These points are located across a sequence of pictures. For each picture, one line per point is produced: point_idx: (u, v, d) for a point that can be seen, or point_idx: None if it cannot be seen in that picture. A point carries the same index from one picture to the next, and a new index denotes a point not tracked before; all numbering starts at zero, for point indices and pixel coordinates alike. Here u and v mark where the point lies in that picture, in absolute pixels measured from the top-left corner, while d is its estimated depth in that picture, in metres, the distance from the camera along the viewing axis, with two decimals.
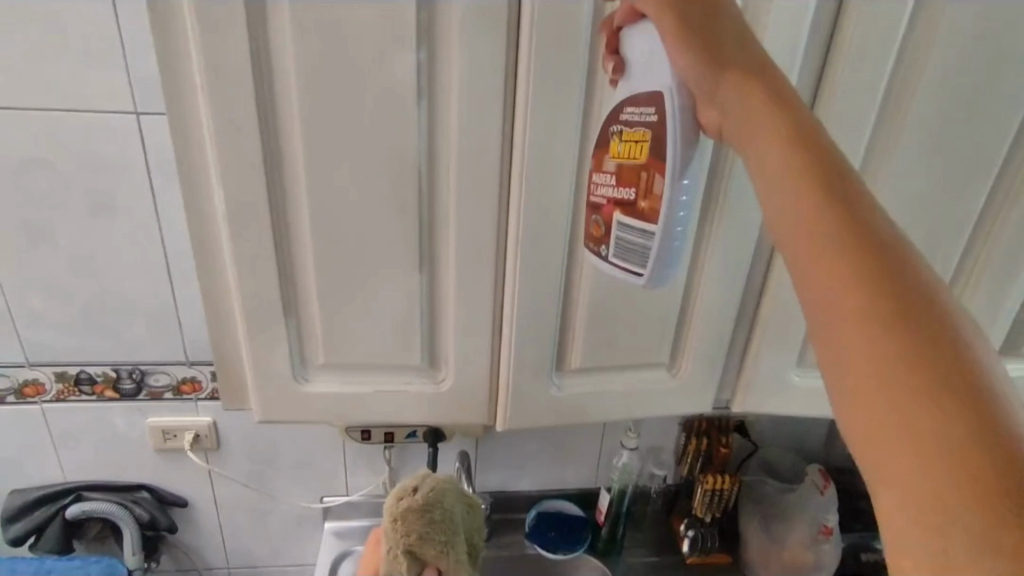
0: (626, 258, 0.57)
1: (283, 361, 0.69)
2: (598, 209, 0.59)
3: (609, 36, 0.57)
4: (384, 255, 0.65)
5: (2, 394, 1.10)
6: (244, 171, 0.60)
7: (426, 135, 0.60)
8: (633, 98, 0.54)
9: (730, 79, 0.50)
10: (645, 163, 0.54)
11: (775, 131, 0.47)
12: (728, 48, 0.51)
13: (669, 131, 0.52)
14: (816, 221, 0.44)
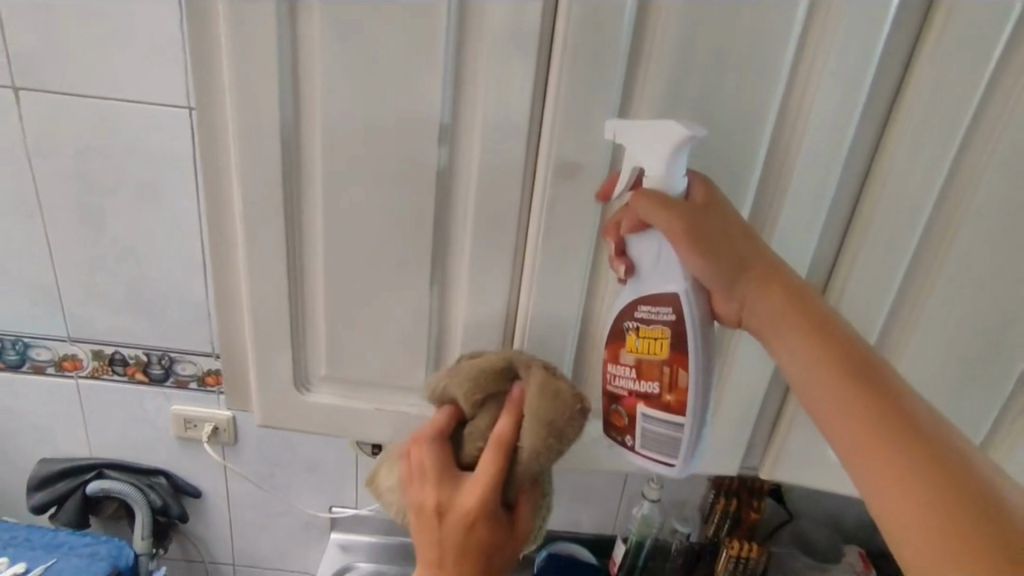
0: (657, 446, 0.62)
1: (286, 368, 0.68)
2: (618, 398, 0.63)
3: (615, 240, 0.61)
4: (396, 269, 0.63)
5: (43, 365, 1.15)
6: (262, 172, 0.59)
7: (448, 150, 0.59)
8: (647, 298, 0.60)
9: (750, 284, 0.58)
10: (668, 358, 0.60)
11: (790, 311, 0.57)
12: (733, 234, 0.58)
13: (689, 331, 0.59)
14: (848, 398, 0.54)
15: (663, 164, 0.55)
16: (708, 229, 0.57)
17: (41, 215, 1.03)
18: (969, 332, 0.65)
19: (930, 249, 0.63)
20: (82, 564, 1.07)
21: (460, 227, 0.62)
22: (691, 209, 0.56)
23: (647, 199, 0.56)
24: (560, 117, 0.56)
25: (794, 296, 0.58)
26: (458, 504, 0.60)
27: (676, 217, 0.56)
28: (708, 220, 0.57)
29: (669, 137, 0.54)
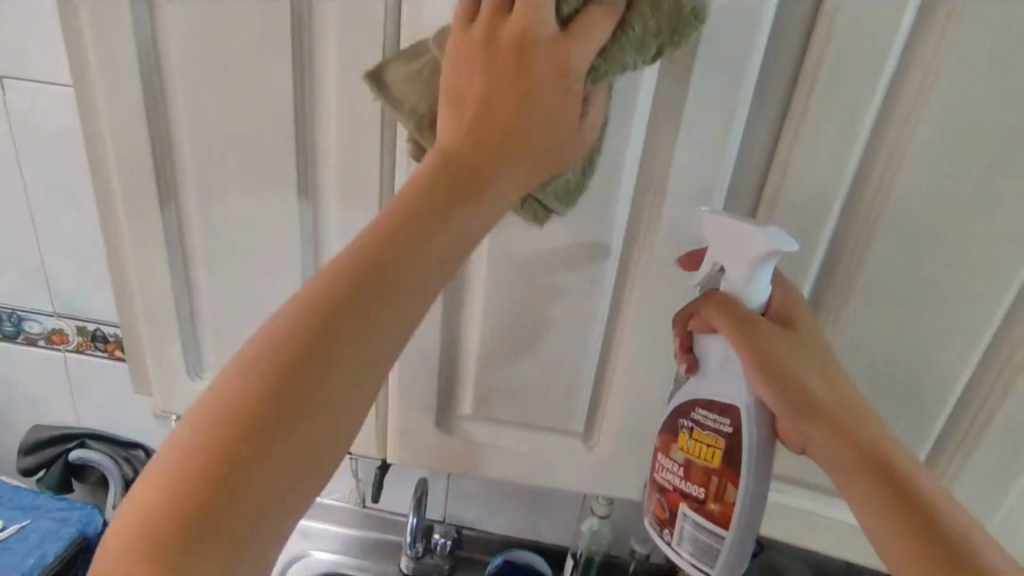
0: (693, 553, 0.58)
1: (175, 357, 0.68)
2: (661, 492, 0.60)
3: (682, 335, 0.58)
4: (266, 265, 0.62)
5: (35, 337, 1.22)
6: (135, 161, 0.59)
7: (307, 146, 0.57)
8: (707, 401, 0.57)
9: (812, 412, 0.52)
10: (718, 468, 0.56)
11: (851, 446, 0.51)
12: (810, 375, 0.53)
13: (746, 447, 0.54)
14: (924, 548, 0.46)
15: (746, 272, 0.52)
16: (781, 358, 0.53)
17: (26, 196, 1.09)
18: (886, 354, 0.60)
19: (837, 264, 0.58)
20: (52, 526, 1.13)
21: (327, 223, 0.60)
22: (763, 332, 0.52)
23: (718, 304, 0.53)
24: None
25: (867, 443, 0.51)
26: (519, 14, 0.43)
27: (746, 333, 0.52)
28: (784, 347, 0.53)
29: (754, 247, 0.50)
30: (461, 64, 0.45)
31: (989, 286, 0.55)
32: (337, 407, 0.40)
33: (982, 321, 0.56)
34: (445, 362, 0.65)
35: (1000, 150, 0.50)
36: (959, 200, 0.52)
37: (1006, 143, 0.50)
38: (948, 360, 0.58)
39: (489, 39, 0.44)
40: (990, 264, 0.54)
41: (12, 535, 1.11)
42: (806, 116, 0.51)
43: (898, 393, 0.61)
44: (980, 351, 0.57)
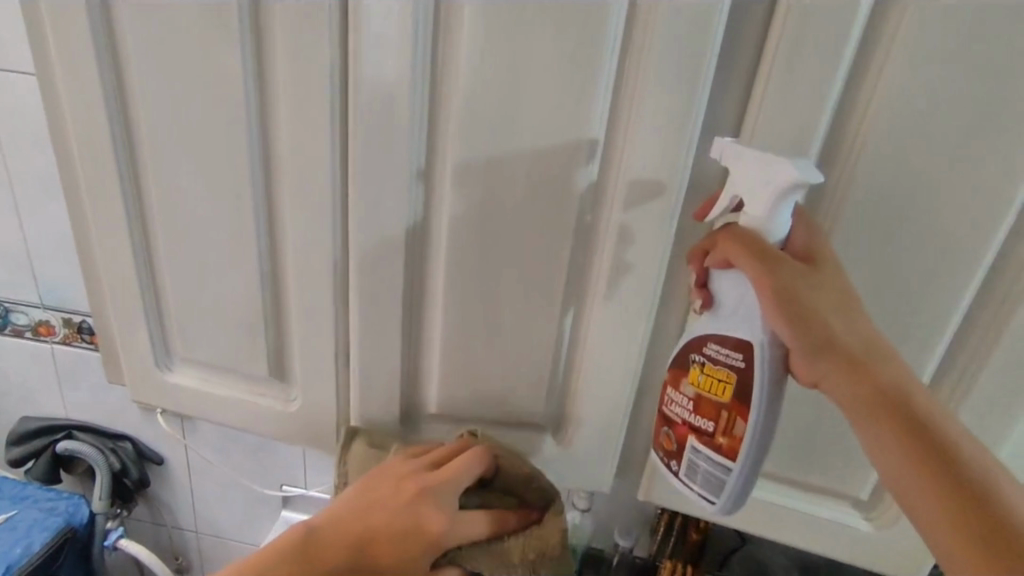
0: (698, 483, 0.57)
1: (143, 349, 0.68)
2: (670, 425, 0.58)
3: (698, 267, 0.55)
4: (227, 256, 0.61)
5: (22, 329, 1.23)
6: (95, 151, 0.59)
7: (262, 135, 0.56)
8: (721, 336, 0.54)
9: (830, 347, 0.50)
10: (729, 403, 0.54)
11: (868, 382, 0.49)
12: (830, 309, 0.50)
13: (758, 384, 0.52)
14: (939, 486, 0.46)
15: (766, 206, 0.49)
16: (804, 292, 0.50)
17: (10, 189, 1.09)
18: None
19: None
20: (40, 516, 1.14)
21: (283, 213, 0.58)
22: (785, 265, 0.50)
23: (735, 237, 0.51)
24: (360, 105, 0.51)
25: (888, 386, 0.50)
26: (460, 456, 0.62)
27: (763, 266, 0.50)
28: (803, 279, 0.50)
29: (778, 180, 0.47)
30: (400, 476, 0.60)
31: (952, 282, 0.52)
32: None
33: (944, 317, 0.54)
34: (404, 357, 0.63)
35: (965, 137, 0.48)
36: (921, 190, 0.50)
37: (971, 130, 0.47)
38: (911, 358, 0.56)
39: (418, 493, 0.59)
40: (953, 258, 0.52)
41: None
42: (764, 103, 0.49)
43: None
44: (940, 350, 0.55)
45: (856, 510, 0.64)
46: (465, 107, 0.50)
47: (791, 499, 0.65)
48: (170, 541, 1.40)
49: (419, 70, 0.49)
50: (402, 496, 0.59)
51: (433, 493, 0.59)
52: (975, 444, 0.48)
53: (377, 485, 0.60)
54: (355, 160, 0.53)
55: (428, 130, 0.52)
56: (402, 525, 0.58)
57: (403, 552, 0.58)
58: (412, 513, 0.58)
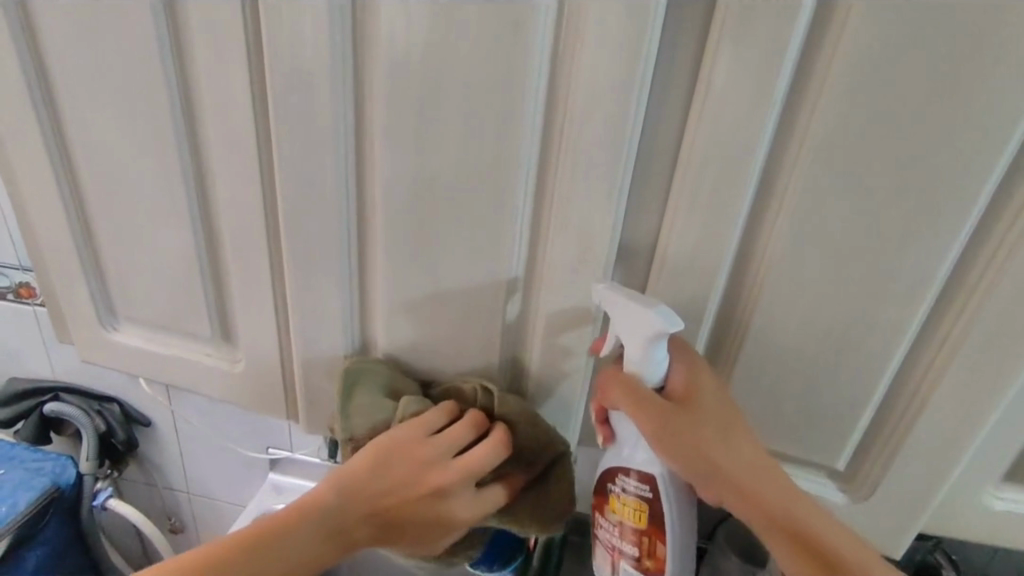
0: None
1: (86, 310, 0.66)
2: (598, 556, 0.59)
3: (596, 406, 0.57)
4: (156, 212, 0.57)
5: (5, 292, 1.22)
6: (8, 99, 0.55)
7: (176, 79, 0.51)
8: (625, 469, 0.56)
9: (703, 419, 0.52)
10: (646, 530, 0.56)
11: (738, 442, 0.52)
12: (709, 444, 0.52)
13: (668, 507, 0.54)
14: (793, 531, 0.51)
15: (641, 350, 0.50)
16: (681, 428, 0.52)
17: None
18: (813, 322, 0.51)
19: (762, 216, 0.49)
20: (26, 476, 1.15)
21: (210, 165, 0.54)
22: (665, 412, 0.51)
23: (619, 381, 0.52)
24: (276, 45, 0.46)
25: (748, 447, 0.52)
26: (497, 435, 0.58)
27: (645, 409, 0.51)
28: (682, 422, 0.52)
29: (644, 329, 0.49)
30: (407, 448, 0.56)
31: (930, 250, 0.46)
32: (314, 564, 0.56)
33: (924, 285, 0.47)
34: (352, 321, 0.59)
35: (953, 75, 0.40)
36: (902, 138, 0.43)
37: (961, 66, 0.40)
38: (884, 332, 0.50)
39: (425, 466, 0.56)
40: (932, 225, 0.45)
41: None
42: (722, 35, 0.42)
43: (826, 362, 0.52)
44: (917, 322, 0.49)
45: (838, 486, 0.58)
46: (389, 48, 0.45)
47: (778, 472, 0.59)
48: (163, 501, 1.42)
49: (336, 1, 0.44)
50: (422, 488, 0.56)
51: (453, 491, 0.57)
52: (831, 520, 0.52)
53: (386, 470, 0.56)
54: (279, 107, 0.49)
55: (353, 70, 0.47)
56: (406, 491, 0.57)
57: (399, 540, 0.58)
58: (419, 502, 0.57)
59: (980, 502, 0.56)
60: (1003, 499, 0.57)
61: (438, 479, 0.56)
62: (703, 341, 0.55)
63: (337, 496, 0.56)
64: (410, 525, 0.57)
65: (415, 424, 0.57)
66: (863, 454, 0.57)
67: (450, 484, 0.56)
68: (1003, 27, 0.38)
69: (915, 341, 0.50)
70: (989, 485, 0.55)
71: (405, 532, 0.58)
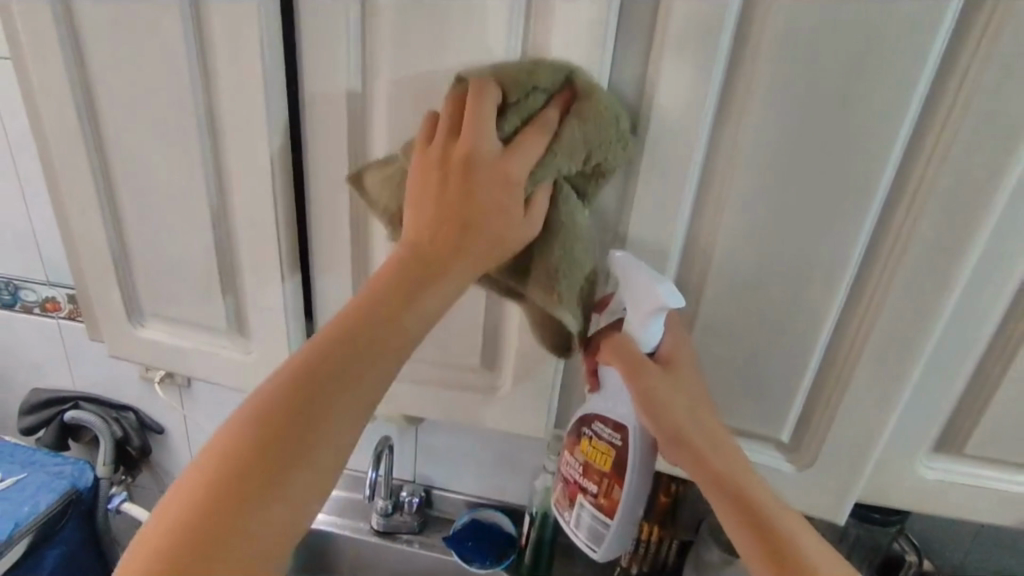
0: (579, 531, 0.67)
1: (116, 307, 0.74)
2: (564, 482, 0.68)
3: (589, 359, 0.63)
4: (182, 218, 0.66)
5: (31, 306, 1.30)
6: (60, 121, 0.64)
7: (205, 102, 0.60)
8: (603, 417, 0.63)
9: (683, 389, 0.57)
10: (609, 472, 0.63)
11: (705, 417, 0.59)
12: (676, 408, 0.57)
13: (633, 456, 0.62)
14: (744, 502, 0.56)
15: (642, 318, 0.56)
16: (661, 393, 0.57)
17: (15, 173, 1.15)
18: (751, 306, 0.59)
19: (703, 213, 0.57)
20: (47, 479, 1.21)
21: (229, 176, 0.63)
22: (649, 374, 0.57)
23: (613, 341, 0.59)
24: (305, 73, 0.57)
25: (712, 425, 0.59)
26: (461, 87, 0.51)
27: (631, 369, 0.57)
28: (665, 386, 0.57)
29: (648, 301, 0.54)
30: (418, 172, 0.51)
31: (844, 239, 0.54)
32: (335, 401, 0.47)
33: (841, 271, 0.55)
34: None
35: (845, 92, 0.49)
36: (811, 145, 0.51)
37: (853, 86, 0.49)
38: (811, 312, 0.58)
39: (440, 162, 0.50)
40: (842, 217, 0.53)
41: (9, 487, 1.18)
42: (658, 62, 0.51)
43: (766, 342, 0.60)
44: (838, 303, 0.57)
45: (784, 455, 0.65)
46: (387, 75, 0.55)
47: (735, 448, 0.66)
48: None
49: (351, 40, 0.54)
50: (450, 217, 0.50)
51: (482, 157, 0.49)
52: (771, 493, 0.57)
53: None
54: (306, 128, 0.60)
55: (360, 94, 0.57)
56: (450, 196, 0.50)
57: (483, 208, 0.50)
58: (473, 186, 0.50)
59: (910, 468, 0.63)
60: (932, 467, 0.63)
61: (461, 149, 0.49)
62: None
63: (378, 298, 0.49)
64: (475, 227, 0.50)
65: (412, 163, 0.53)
66: (805, 427, 0.64)
67: (473, 140, 0.49)
68: (879, 52, 0.47)
69: (838, 321, 0.58)
70: (917, 452, 0.62)
71: (452, 256, 0.50)
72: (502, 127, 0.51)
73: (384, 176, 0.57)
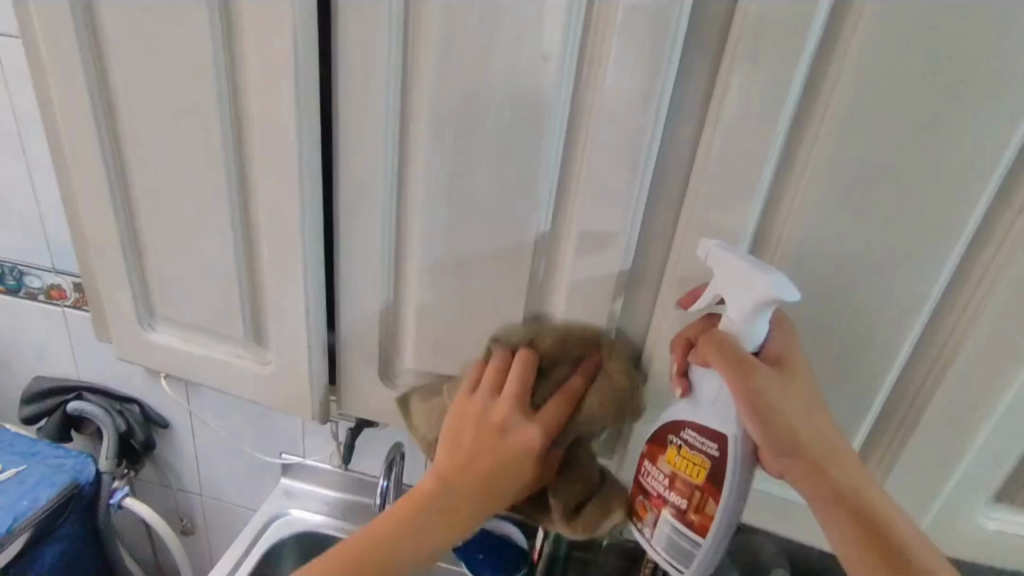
0: (663, 548, 0.58)
1: (128, 307, 0.70)
2: (644, 494, 0.60)
3: (680, 356, 0.57)
4: (201, 218, 0.62)
5: (36, 293, 1.26)
6: (75, 110, 0.59)
7: (231, 100, 0.55)
8: (698, 424, 0.55)
9: (794, 394, 0.52)
10: (701, 485, 0.55)
11: (820, 426, 0.52)
12: (793, 413, 0.52)
13: (732, 468, 0.54)
14: (858, 518, 0.51)
15: (745, 314, 0.50)
16: (772, 397, 0.51)
17: (23, 154, 1.11)
18: (813, 337, 0.56)
19: (767, 236, 0.53)
20: (48, 472, 1.17)
21: (253, 177, 0.58)
22: (761, 374, 0.51)
23: (712, 336, 0.53)
24: (343, 69, 0.53)
25: (827, 435, 0.52)
26: (507, 397, 0.58)
27: (735, 372, 0.51)
28: (776, 390, 0.52)
29: (753, 291, 0.49)
30: (468, 412, 0.59)
31: (921, 268, 0.50)
32: (468, 510, 0.58)
33: (915, 307, 0.52)
34: (386, 319, 0.64)
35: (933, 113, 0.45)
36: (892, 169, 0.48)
37: (943, 108, 0.45)
38: (878, 347, 0.54)
39: (500, 431, 0.57)
40: (924, 246, 0.49)
41: (10, 478, 1.15)
42: (731, 76, 0.47)
43: (827, 375, 0.57)
44: (911, 334, 0.53)
45: None
46: (437, 70, 0.52)
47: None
48: (175, 502, 1.45)
49: (393, 41, 0.51)
50: (485, 427, 0.58)
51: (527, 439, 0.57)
52: (891, 505, 0.52)
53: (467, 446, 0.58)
54: (341, 129, 0.56)
55: (403, 92, 0.54)
56: (506, 450, 0.57)
57: (517, 477, 0.58)
58: (517, 436, 0.57)
59: (972, 517, 0.59)
60: (994, 517, 0.59)
61: (501, 409, 0.58)
62: None
63: (462, 426, 0.58)
64: (506, 480, 0.58)
65: (474, 401, 0.59)
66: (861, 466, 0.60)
67: (512, 413, 0.58)
68: (976, 74, 0.43)
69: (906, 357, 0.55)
70: (980, 500, 0.58)
71: (493, 459, 0.57)
72: (535, 394, 0.60)
73: (427, 405, 0.64)
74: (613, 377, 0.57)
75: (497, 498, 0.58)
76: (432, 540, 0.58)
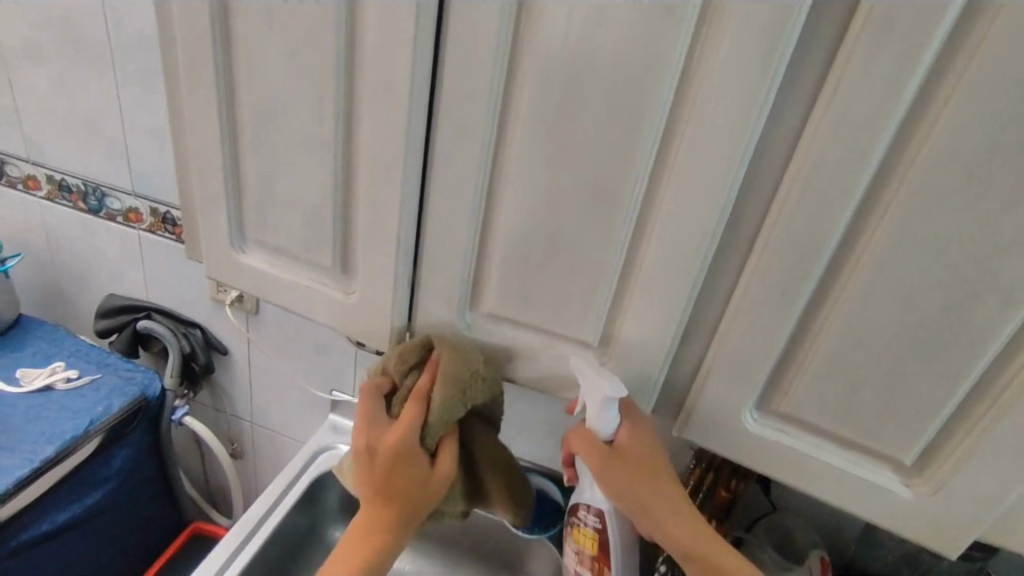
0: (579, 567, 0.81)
1: (222, 228, 0.73)
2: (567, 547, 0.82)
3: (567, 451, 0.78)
4: (303, 146, 0.64)
5: (116, 214, 1.32)
6: (194, 31, 0.62)
7: (346, 29, 0.57)
8: (584, 506, 0.78)
9: (633, 478, 0.70)
10: (599, 549, 0.78)
11: (667, 479, 0.71)
12: (644, 495, 0.70)
13: (613, 534, 0.76)
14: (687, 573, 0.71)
15: (596, 413, 0.67)
16: (615, 482, 0.71)
17: (114, 78, 1.15)
18: (900, 322, 0.54)
19: (870, 214, 0.52)
20: (120, 383, 1.25)
21: (360, 108, 0.60)
22: (605, 459, 0.70)
23: (577, 432, 0.73)
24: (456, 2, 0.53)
25: (672, 491, 0.71)
26: (382, 439, 0.70)
27: (591, 459, 0.71)
28: (620, 470, 0.70)
29: (596, 399, 0.65)
30: (358, 450, 0.72)
31: None
32: (394, 499, 0.71)
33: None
34: (470, 261, 0.65)
35: None
36: (1016, 152, 0.45)
37: None
38: (975, 334, 0.52)
39: (377, 446, 0.71)
40: None
41: (85, 385, 1.23)
42: (861, 38, 0.46)
43: (910, 363, 0.55)
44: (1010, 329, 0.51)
45: (901, 479, 0.61)
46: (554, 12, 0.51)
47: (851, 464, 0.62)
48: (227, 426, 1.52)
49: None
50: (362, 448, 0.71)
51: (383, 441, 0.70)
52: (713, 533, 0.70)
53: (370, 471, 0.72)
54: (447, 65, 0.56)
55: (514, 33, 0.53)
56: (390, 438, 0.70)
57: (396, 477, 0.71)
58: (401, 460, 0.70)
59: None
60: None
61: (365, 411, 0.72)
62: (791, 324, 0.58)
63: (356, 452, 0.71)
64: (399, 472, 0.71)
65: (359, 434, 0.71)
66: (936, 453, 0.59)
67: (370, 433, 0.71)
68: None
69: (999, 353, 0.52)
70: None
71: (394, 470, 0.70)
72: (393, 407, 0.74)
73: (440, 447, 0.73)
74: (480, 379, 0.69)
75: (399, 491, 0.71)
76: (387, 525, 0.72)
